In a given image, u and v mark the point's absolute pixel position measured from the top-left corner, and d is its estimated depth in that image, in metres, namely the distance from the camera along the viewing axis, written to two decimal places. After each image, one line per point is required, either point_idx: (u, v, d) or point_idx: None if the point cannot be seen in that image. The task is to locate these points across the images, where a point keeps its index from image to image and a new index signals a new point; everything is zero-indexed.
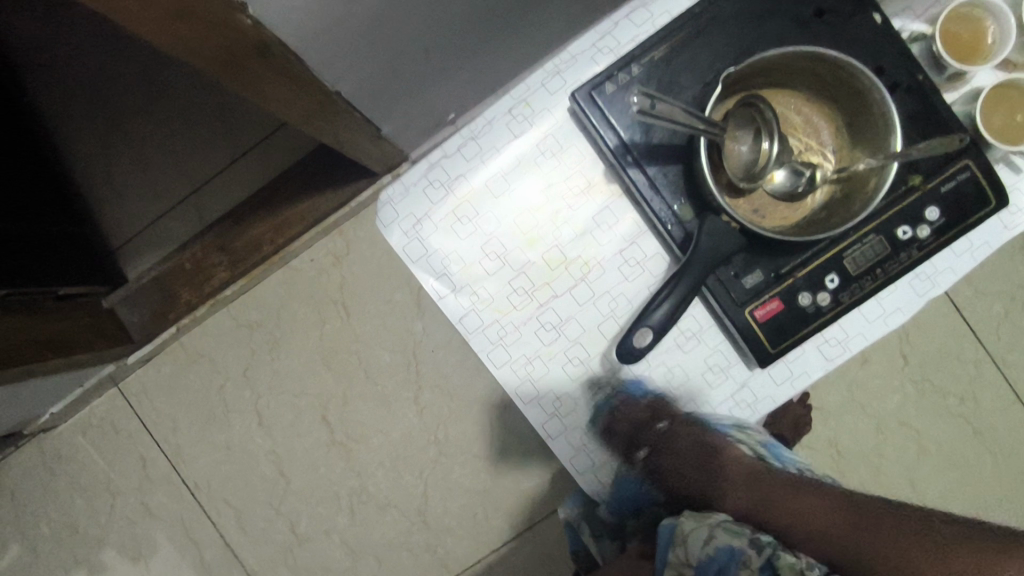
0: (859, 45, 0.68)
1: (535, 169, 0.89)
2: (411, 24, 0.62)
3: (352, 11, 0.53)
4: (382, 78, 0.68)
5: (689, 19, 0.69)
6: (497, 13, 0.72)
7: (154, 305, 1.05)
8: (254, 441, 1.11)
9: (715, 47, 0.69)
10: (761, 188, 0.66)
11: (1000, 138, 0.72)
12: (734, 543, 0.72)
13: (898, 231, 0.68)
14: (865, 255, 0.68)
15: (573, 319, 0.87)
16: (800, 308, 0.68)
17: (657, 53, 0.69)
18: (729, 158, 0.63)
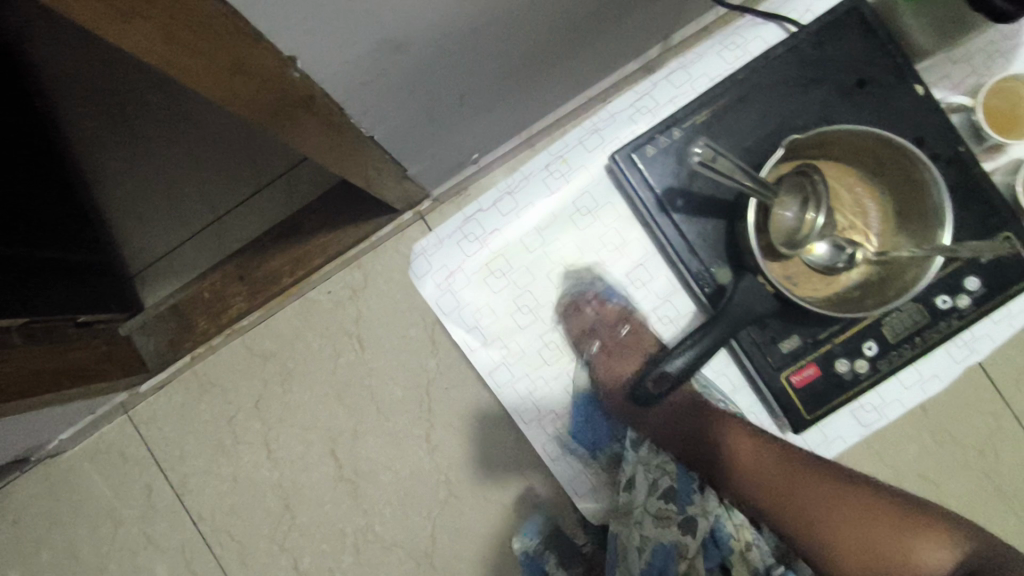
0: (901, 115, 0.71)
1: (571, 225, 0.93)
2: (448, 74, 0.62)
3: (396, 63, 0.54)
4: (416, 124, 0.69)
5: (733, 85, 0.72)
6: (532, 62, 0.73)
7: (169, 333, 1.05)
8: (262, 473, 1.10)
9: (767, 112, 0.71)
10: (807, 257, 0.66)
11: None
12: (665, 542, 0.79)
13: (939, 300, 0.70)
14: (899, 327, 0.69)
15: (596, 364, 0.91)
16: (837, 376, 0.69)
17: (698, 118, 0.72)
18: (775, 223, 0.64)
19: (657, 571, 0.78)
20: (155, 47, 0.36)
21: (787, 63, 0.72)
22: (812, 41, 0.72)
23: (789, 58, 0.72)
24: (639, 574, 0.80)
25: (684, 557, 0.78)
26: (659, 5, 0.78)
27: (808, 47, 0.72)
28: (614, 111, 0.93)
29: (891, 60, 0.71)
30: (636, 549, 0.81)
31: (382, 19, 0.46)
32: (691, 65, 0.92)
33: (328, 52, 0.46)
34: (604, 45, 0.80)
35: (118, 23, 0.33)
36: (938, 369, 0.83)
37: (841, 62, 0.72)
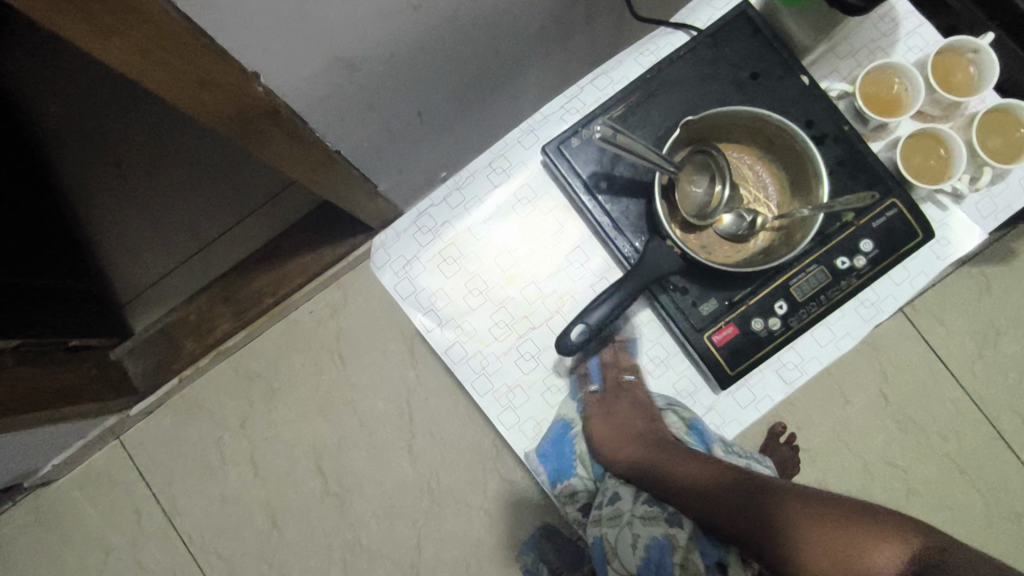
0: (790, 103, 0.67)
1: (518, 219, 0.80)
2: (403, 92, 0.70)
3: (351, 80, 0.61)
4: (380, 140, 0.76)
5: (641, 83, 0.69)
6: (485, 82, 0.81)
7: (158, 357, 1.10)
8: (249, 491, 1.13)
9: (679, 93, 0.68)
10: (710, 225, 0.63)
11: (934, 176, 0.67)
12: (658, 535, 0.66)
13: (837, 261, 0.63)
14: (804, 286, 0.63)
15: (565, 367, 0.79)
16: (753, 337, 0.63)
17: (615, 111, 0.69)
18: (685, 199, 0.61)
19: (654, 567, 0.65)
20: (134, 63, 0.43)
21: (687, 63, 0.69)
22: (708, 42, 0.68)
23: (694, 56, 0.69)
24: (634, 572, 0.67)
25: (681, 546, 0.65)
26: (600, 28, 0.86)
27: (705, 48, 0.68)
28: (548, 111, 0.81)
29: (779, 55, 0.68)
30: (628, 549, 0.67)
31: (333, 37, 0.53)
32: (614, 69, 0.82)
33: (285, 68, 0.53)
34: (553, 66, 0.88)
35: (100, 42, 0.40)
36: (856, 327, 0.72)
37: (733, 60, 0.68)
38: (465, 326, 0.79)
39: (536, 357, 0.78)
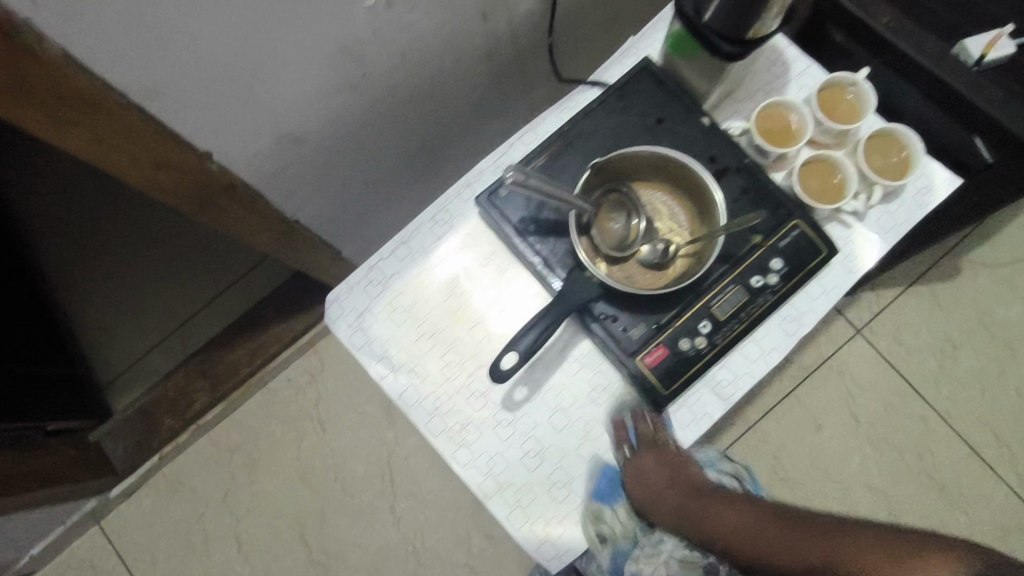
0: (695, 139, 0.60)
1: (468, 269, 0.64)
2: (353, 162, 0.76)
3: (300, 154, 0.66)
4: (336, 207, 0.82)
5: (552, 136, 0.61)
6: (432, 148, 0.87)
7: (137, 435, 1.11)
8: (233, 568, 1.12)
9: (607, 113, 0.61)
10: (627, 254, 0.57)
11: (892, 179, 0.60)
12: None
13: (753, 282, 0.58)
14: (726, 306, 0.57)
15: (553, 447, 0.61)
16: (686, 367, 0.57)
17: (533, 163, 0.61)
18: (603, 229, 0.57)
19: None
20: (88, 148, 0.48)
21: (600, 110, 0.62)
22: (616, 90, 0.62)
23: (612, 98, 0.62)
24: None
25: None
26: (537, 93, 0.94)
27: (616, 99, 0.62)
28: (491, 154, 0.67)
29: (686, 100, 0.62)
30: None
31: (279, 116, 0.59)
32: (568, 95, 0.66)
33: (235, 146, 0.58)
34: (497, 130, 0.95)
35: (60, 128, 0.45)
36: (780, 342, 0.61)
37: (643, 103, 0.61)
38: (411, 369, 0.63)
39: (488, 396, 0.62)
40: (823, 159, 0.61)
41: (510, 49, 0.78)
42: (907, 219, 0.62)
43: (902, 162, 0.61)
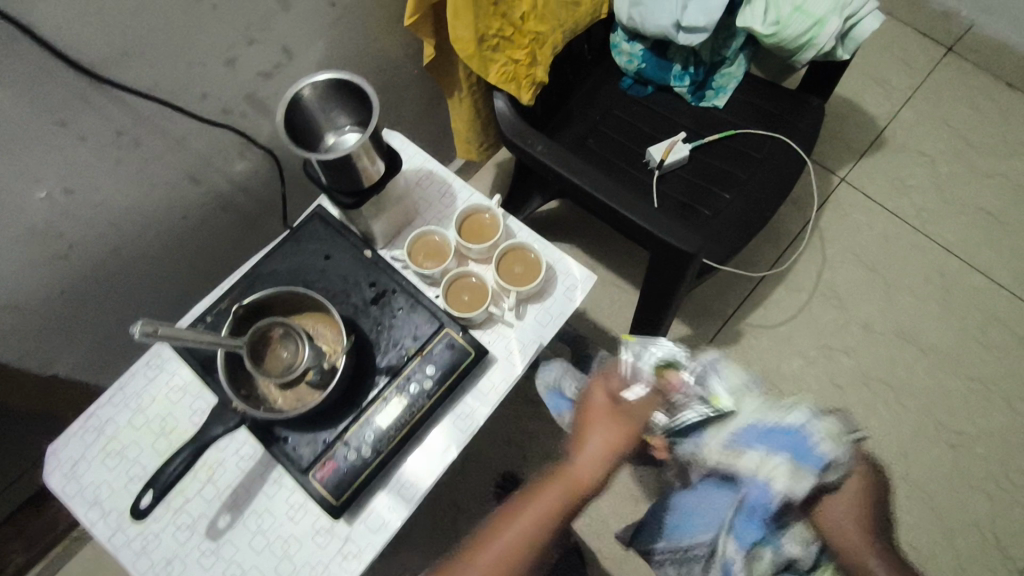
0: (356, 271, 0.70)
1: (178, 410, 0.70)
2: (100, 318, 0.83)
3: (24, 321, 0.74)
4: (99, 357, 0.88)
5: (237, 283, 0.71)
6: (201, 292, 0.95)
7: None
8: None
9: (283, 258, 0.71)
10: (292, 382, 0.64)
11: (523, 281, 0.71)
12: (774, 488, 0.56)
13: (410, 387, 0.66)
14: (385, 415, 0.65)
15: (255, 568, 0.64)
16: (353, 471, 0.63)
17: (220, 308, 0.69)
18: (270, 359, 0.64)
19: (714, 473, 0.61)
20: None
21: (279, 256, 0.72)
22: (292, 237, 0.72)
23: (289, 244, 0.72)
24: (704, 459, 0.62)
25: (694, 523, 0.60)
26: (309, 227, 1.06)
27: (291, 245, 0.72)
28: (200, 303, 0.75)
29: (349, 238, 0.72)
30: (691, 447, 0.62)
31: None
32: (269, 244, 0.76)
33: None
34: None
35: None
36: (455, 437, 0.68)
37: (313, 246, 0.72)
38: (120, 511, 0.67)
39: (194, 529, 0.66)
40: (466, 274, 0.72)
41: (241, 199, 0.89)
42: (555, 313, 0.72)
43: (531, 270, 0.72)
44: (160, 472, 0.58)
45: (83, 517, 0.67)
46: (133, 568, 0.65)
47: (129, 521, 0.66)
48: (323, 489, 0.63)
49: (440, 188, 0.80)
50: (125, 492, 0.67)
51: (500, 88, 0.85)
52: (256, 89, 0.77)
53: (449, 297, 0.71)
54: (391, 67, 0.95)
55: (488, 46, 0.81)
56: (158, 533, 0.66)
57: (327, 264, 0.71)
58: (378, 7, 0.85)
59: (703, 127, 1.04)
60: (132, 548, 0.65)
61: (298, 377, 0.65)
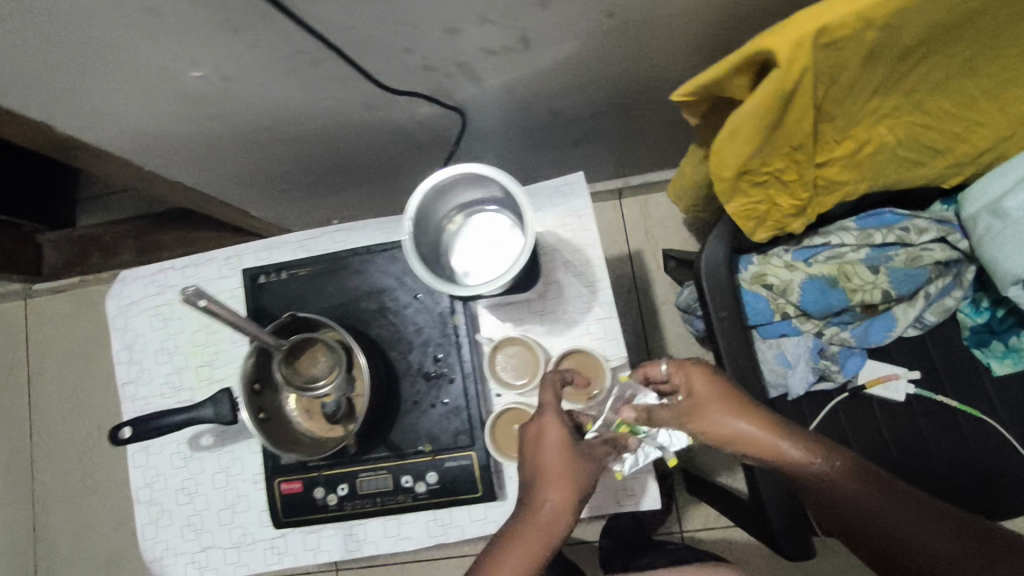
0: (428, 334, 0.62)
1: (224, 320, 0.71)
2: (239, 160, 0.82)
3: (163, 146, 0.73)
4: (231, 182, 0.89)
5: (328, 260, 0.65)
6: (344, 172, 0.90)
7: (70, 256, 1.32)
8: (97, 390, 1.37)
9: (379, 267, 0.64)
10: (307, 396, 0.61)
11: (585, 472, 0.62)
12: (851, 264, 0.72)
13: (403, 475, 0.62)
14: (368, 483, 0.62)
15: (207, 494, 0.70)
16: (315, 500, 0.63)
17: (299, 271, 0.65)
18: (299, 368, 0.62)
19: (799, 301, 0.72)
20: None
21: (374, 264, 0.64)
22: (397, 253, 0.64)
23: (391, 255, 0.64)
24: (807, 274, 0.72)
25: (835, 282, 0.72)
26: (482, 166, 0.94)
27: (389, 261, 0.64)
28: (296, 236, 0.71)
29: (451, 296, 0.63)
30: (797, 274, 0.72)
31: (122, 120, 0.65)
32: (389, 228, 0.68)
33: (81, 128, 0.66)
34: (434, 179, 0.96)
35: None
36: (417, 536, 0.65)
37: (408, 279, 0.63)
38: (142, 369, 0.72)
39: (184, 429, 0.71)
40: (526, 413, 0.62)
41: (411, 129, 0.79)
42: (594, 503, 0.64)
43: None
44: (152, 419, 0.57)
45: (114, 355, 0.72)
46: (125, 418, 0.71)
47: (143, 387, 0.71)
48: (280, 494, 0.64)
49: (584, 291, 0.66)
50: (152, 361, 0.71)
51: (733, 219, 0.64)
52: (472, 59, 0.63)
53: (498, 425, 0.62)
54: (653, 84, 0.73)
55: (750, 180, 0.59)
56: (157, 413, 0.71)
57: (413, 304, 0.63)
58: (668, 31, 0.62)
59: (947, 380, 0.77)
60: (133, 407, 0.71)
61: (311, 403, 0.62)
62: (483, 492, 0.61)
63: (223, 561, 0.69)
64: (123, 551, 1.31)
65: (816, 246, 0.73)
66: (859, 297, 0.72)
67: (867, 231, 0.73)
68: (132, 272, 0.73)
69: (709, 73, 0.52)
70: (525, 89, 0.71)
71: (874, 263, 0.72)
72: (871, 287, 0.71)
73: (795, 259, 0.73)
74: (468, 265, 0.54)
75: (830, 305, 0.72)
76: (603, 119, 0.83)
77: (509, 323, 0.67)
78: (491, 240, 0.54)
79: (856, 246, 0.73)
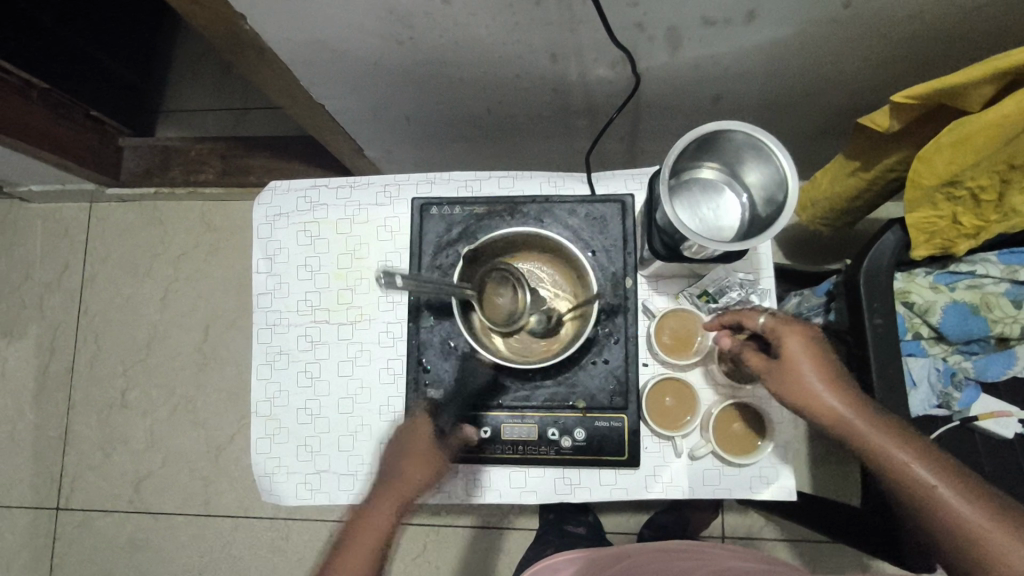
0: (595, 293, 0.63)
1: (375, 246, 0.71)
2: (391, 95, 0.82)
3: (335, 62, 0.73)
4: (366, 116, 0.89)
5: (505, 205, 0.65)
6: (478, 128, 0.90)
7: (149, 164, 1.32)
8: (149, 307, 1.34)
9: (556, 219, 0.65)
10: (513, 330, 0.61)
11: (732, 450, 0.61)
12: (996, 297, 0.73)
13: (549, 427, 0.62)
14: (511, 430, 0.62)
15: (328, 416, 0.69)
16: (454, 440, 0.63)
17: (474, 209, 0.66)
18: (489, 307, 0.58)
19: (938, 324, 0.73)
20: None
21: (550, 214, 0.65)
22: (575, 209, 0.65)
23: (568, 209, 0.65)
24: (951, 299, 0.73)
25: (978, 311, 0.73)
26: (610, 149, 0.94)
27: (567, 216, 0.65)
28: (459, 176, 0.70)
29: (625, 259, 0.63)
30: (939, 296, 0.73)
31: (317, 24, 0.65)
32: (559, 182, 0.68)
33: (275, 25, 0.66)
34: (557, 152, 0.96)
35: None
36: (545, 491, 0.63)
37: (583, 235, 0.64)
38: (280, 282, 0.71)
39: (315, 347, 0.70)
40: (684, 385, 0.63)
41: (574, 92, 0.78)
42: (723, 485, 0.62)
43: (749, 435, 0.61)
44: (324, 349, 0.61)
45: (255, 262, 0.72)
46: (256, 327, 0.71)
47: (281, 299, 0.71)
48: (417, 428, 0.64)
49: (745, 277, 0.66)
50: (293, 275, 0.71)
51: (908, 228, 0.65)
52: (684, 26, 0.63)
53: (655, 392, 0.62)
54: (826, 88, 0.74)
55: (948, 191, 0.60)
56: (291, 327, 0.70)
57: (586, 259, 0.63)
58: (876, 33, 0.63)
59: None
60: (267, 316, 0.71)
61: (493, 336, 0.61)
62: (629, 456, 0.62)
63: (337, 487, 0.67)
64: (149, 470, 1.28)
65: (961, 273, 0.74)
66: (996, 330, 0.73)
67: (1013, 267, 0.74)
68: (285, 183, 0.73)
69: (959, 74, 0.53)
70: (708, 68, 0.71)
71: (1018, 300, 0.73)
72: (1013, 320, 0.73)
73: (939, 282, 0.74)
74: (680, 206, 0.54)
75: (968, 334, 0.73)
76: (756, 119, 0.83)
77: (666, 294, 0.66)
78: (717, 203, 0.54)
79: (1002, 279, 0.74)
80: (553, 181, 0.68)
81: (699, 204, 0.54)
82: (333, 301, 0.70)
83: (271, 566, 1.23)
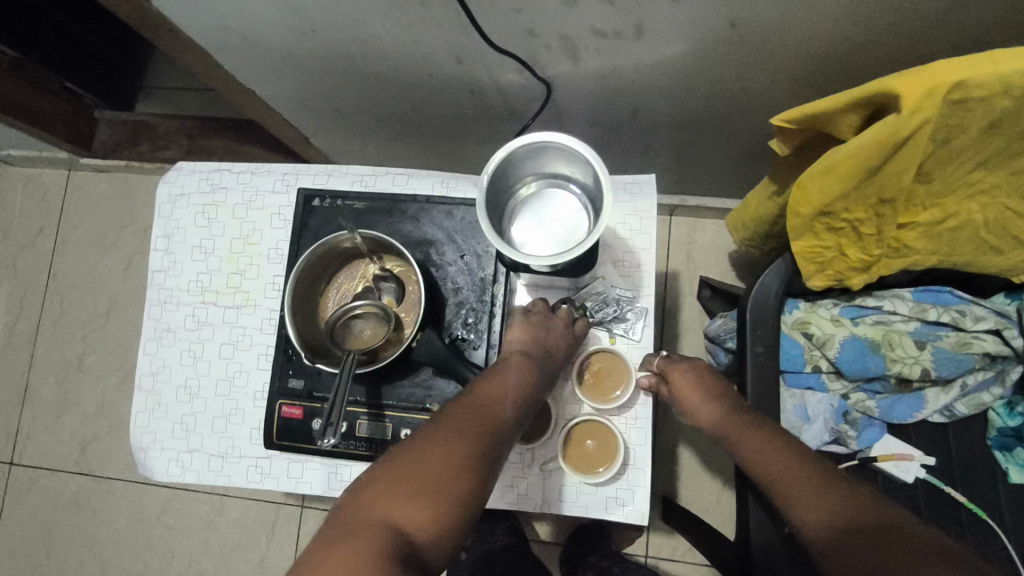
0: (462, 295, 0.62)
1: (268, 233, 0.71)
2: (314, 86, 0.82)
3: (250, 50, 0.74)
4: (298, 105, 0.89)
5: (387, 201, 0.65)
6: (409, 124, 0.90)
7: (121, 137, 1.35)
8: (113, 277, 1.38)
9: (434, 220, 0.64)
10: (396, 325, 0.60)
11: (580, 466, 0.60)
12: (898, 335, 0.70)
13: (403, 428, 0.62)
14: (367, 427, 0.62)
15: (206, 397, 0.70)
16: (311, 431, 0.63)
17: (355, 204, 0.66)
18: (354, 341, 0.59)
19: (835, 358, 0.71)
20: None
21: (429, 214, 0.64)
22: (455, 211, 0.64)
23: (446, 211, 0.64)
24: (851, 333, 0.70)
25: (877, 349, 0.70)
26: None
27: (445, 218, 0.64)
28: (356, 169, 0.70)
29: (497, 264, 0.62)
30: (839, 329, 0.71)
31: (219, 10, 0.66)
32: (449, 182, 0.67)
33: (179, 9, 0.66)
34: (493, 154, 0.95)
35: None
36: None
37: (458, 238, 0.63)
38: (176, 262, 0.72)
39: (200, 328, 0.71)
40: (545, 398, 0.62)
41: (491, 94, 0.77)
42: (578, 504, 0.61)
43: (601, 454, 0.60)
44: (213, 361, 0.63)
45: (153, 239, 0.73)
46: (148, 303, 0.72)
47: (174, 278, 0.72)
48: (278, 417, 0.64)
49: (623, 293, 0.64)
50: (188, 255, 0.72)
51: (795, 257, 0.62)
52: (578, 35, 0.62)
53: None
54: (743, 107, 0.72)
55: (827, 222, 0.57)
56: (180, 306, 0.72)
57: (458, 262, 0.63)
58: (777, 54, 0.61)
59: (958, 471, 0.72)
60: (159, 293, 0.72)
61: (389, 349, 0.59)
62: None
63: (206, 468, 0.68)
64: (98, 434, 1.32)
65: (866, 308, 0.71)
66: (896, 371, 0.71)
67: (921, 305, 0.71)
68: (191, 165, 0.74)
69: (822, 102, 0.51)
70: (617, 79, 0.69)
71: (922, 340, 0.70)
72: (913, 360, 0.70)
73: (842, 315, 0.71)
74: (525, 218, 0.55)
75: (865, 371, 0.71)
76: (683, 136, 0.81)
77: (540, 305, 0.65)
78: (558, 211, 0.55)
79: (908, 317, 0.71)
80: (442, 181, 0.67)
81: (543, 214, 0.55)
82: (223, 284, 0.71)
83: (202, 540, 1.25)
